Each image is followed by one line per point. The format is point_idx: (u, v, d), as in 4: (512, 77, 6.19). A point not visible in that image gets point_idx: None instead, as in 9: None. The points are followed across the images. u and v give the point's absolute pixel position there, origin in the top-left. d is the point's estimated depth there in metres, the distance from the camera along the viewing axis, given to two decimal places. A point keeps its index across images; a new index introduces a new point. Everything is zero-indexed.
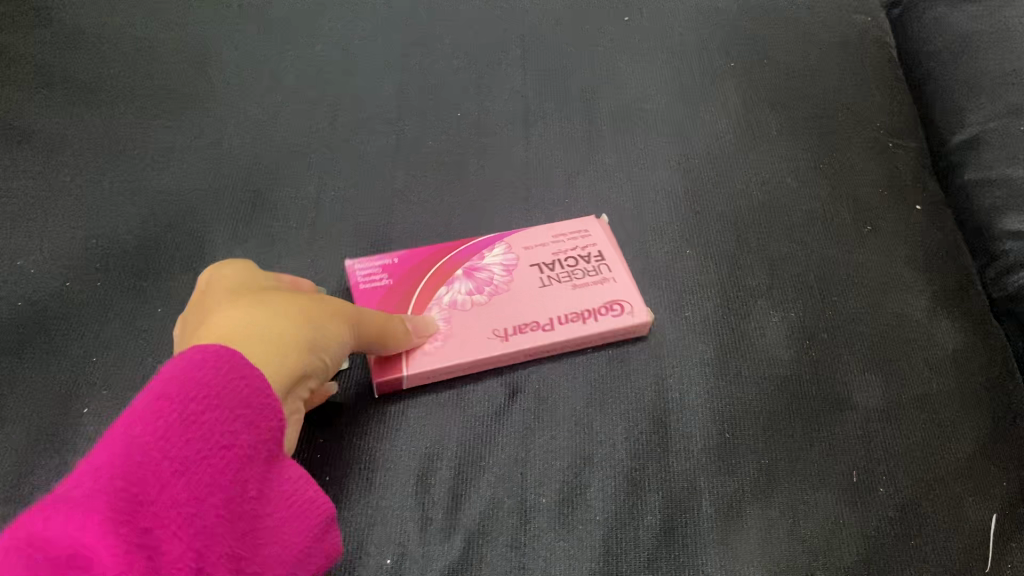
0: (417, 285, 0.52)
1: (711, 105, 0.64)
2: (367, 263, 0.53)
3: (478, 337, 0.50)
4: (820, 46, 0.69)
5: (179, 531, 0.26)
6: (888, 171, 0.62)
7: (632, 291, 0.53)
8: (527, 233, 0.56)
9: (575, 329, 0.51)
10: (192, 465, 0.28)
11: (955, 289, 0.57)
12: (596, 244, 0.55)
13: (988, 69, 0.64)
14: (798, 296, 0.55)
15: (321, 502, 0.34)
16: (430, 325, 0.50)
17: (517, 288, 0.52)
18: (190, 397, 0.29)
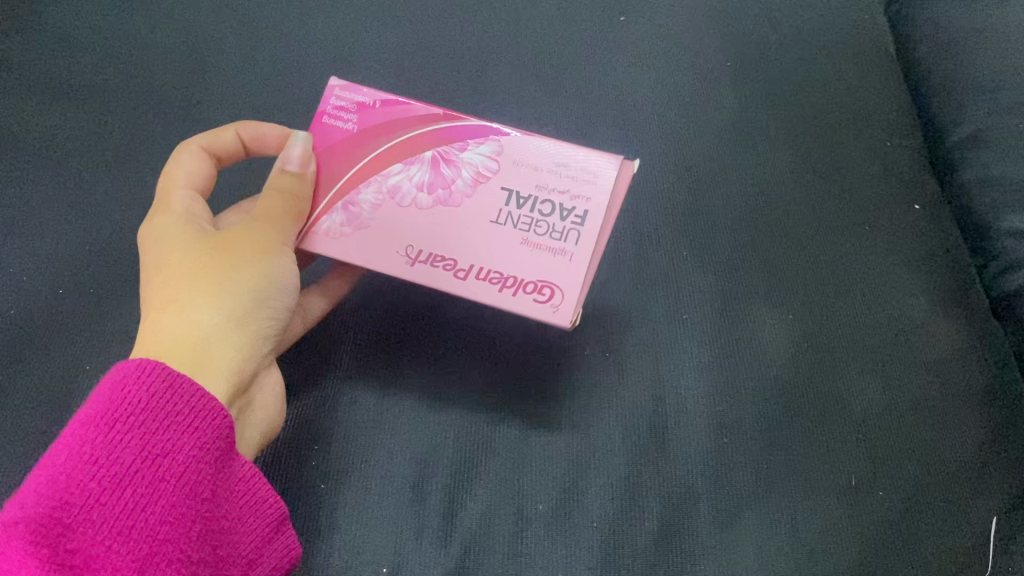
0: (377, 144, 0.47)
1: (708, 105, 0.64)
2: (349, 90, 0.48)
3: (389, 244, 0.45)
4: (818, 44, 0.68)
5: (107, 542, 0.32)
6: (885, 170, 0.62)
7: (582, 276, 0.44)
8: (530, 143, 0.46)
9: (487, 293, 0.44)
10: (126, 481, 0.33)
11: (955, 289, 0.57)
12: (586, 202, 0.45)
13: (985, 65, 0.63)
14: (795, 297, 0.55)
15: (275, 498, 0.39)
16: (356, 202, 0.46)
17: (467, 213, 0.45)
18: (118, 417, 0.34)
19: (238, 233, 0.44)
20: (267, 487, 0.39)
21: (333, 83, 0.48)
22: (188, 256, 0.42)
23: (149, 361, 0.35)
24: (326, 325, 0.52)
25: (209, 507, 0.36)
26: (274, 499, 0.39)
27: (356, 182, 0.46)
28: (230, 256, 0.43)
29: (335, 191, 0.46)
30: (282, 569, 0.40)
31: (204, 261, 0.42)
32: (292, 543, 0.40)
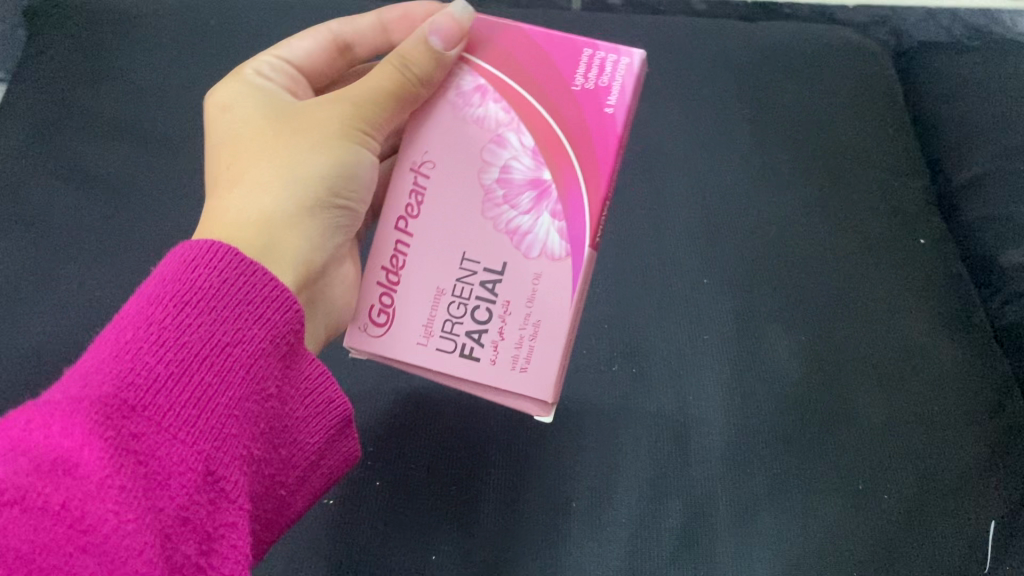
0: (559, 108, 0.44)
1: (726, 145, 0.70)
2: (621, 78, 0.44)
3: (439, 140, 0.44)
4: (829, 92, 0.74)
5: (173, 431, 0.33)
6: (892, 207, 0.67)
7: (407, 361, 0.45)
8: (551, 306, 0.43)
9: (381, 253, 0.44)
10: (194, 368, 0.35)
11: (961, 318, 0.62)
12: (488, 362, 0.44)
13: (987, 145, 0.75)
14: (809, 317, 0.59)
15: (340, 400, 0.42)
16: (490, 99, 0.44)
17: (474, 208, 0.43)
18: (188, 299, 0.36)
19: (317, 114, 0.46)
20: (331, 388, 0.42)
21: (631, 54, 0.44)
22: (260, 133, 0.46)
23: (218, 244, 0.37)
24: None
25: (270, 401, 0.38)
26: (337, 399, 0.42)
27: (514, 97, 0.44)
28: (301, 137, 0.45)
29: (502, 74, 0.44)
30: (335, 469, 0.44)
31: (276, 142, 0.45)
32: (353, 449, 0.44)
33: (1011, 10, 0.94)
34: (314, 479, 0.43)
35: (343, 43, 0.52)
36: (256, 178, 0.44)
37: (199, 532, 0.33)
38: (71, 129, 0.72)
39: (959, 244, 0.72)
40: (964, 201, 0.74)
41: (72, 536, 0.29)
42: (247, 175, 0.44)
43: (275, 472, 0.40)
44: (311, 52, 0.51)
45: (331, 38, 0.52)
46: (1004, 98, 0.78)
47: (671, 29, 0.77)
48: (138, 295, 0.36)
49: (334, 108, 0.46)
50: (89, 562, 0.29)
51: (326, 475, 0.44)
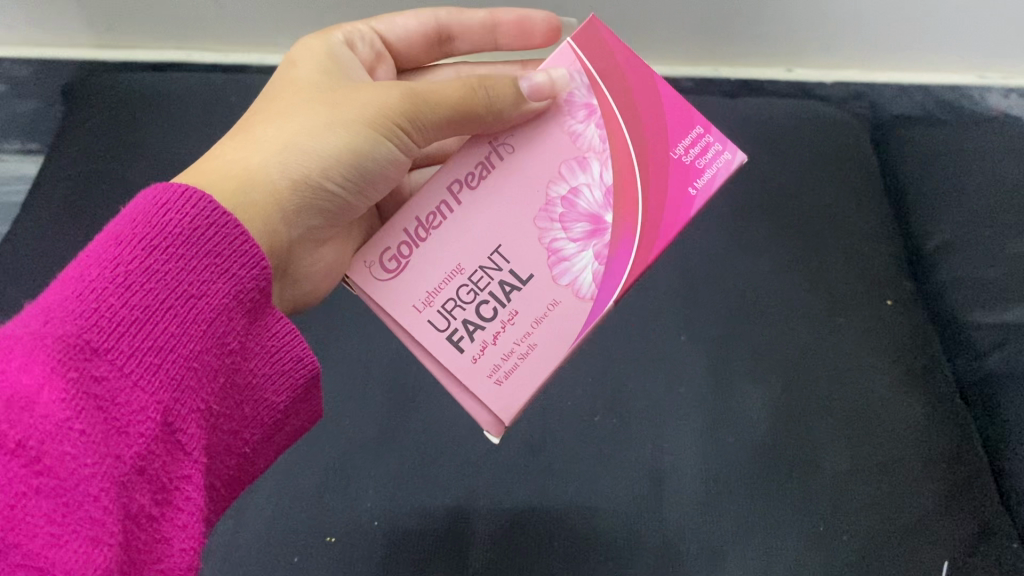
0: (650, 168, 0.48)
1: (706, 217, 0.76)
2: (715, 172, 0.48)
3: (531, 139, 0.48)
4: (803, 165, 0.81)
5: (135, 379, 0.35)
6: (861, 269, 0.72)
7: (393, 314, 0.47)
8: (546, 337, 0.47)
9: (428, 206, 0.47)
10: (158, 315, 0.36)
11: (924, 372, 0.66)
12: (470, 356, 0.47)
13: (953, 211, 0.81)
14: (777, 372, 0.65)
15: (309, 359, 0.44)
16: (594, 119, 0.48)
17: (528, 209, 0.47)
18: (157, 245, 0.37)
19: (357, 91, 0.49)
20: (298, 346, 0.44)
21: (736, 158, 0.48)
22: (302, 98, 0.49)
23: (190, 192, 0.39)
24: (384, 398, 0.63)
25: (232, 356, 0.40)
26: (306, 358, 0.44)
27: (616, 129, 0.48)
28: (334, 110, 0.48)
29: (616, 106, 0.48)
30: (298, 422, 0.46)
31: (313, 105, 0.48)
32: (315, 406, 0.47)
33: (979, 85, 1.02)
34: (277, 438, 0.45)
35: (443, 36, 0.60)
36: (274, 137, 0.47)
37: (154, 484, 0.35)
38: (103, 201, 0.80)
39: (929, 305, 0.77)
40: (934, 264, 0.79)
41: (27, 475, 0.31)
42: (266, 132, 0.47)
43: (239, 427, 0.42)
44: (409, 35, 0.59)
45: (434, 28, 0.59)
46: (970, 167, 0.84)
47: None
48: (105, 234, 0.38)
49: (381, 98, 0.48)
50: (44, 505, 0.31)
51: (285, 433, 0.46)
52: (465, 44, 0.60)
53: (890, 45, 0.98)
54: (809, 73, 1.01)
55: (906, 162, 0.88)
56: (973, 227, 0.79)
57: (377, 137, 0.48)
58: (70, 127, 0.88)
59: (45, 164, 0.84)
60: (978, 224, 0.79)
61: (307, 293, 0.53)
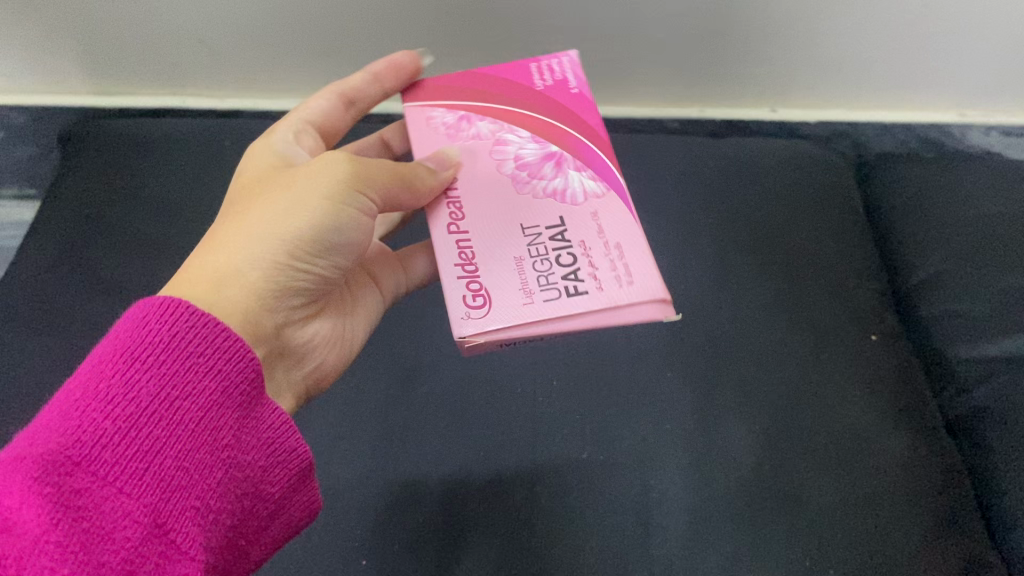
0: (547, 110, 0.54)
1: (691, 254, 0.77)
2: (572, 70, 0.57)
3: (464, 172, 0.50)
4: (787, 203, 0.82)
5: (119, 484, 0.34)
6: (845, 304, 0.73)
7: (515, 322, 0.45)
8: (617, 226, 0.49)
9: (447, 255, 0.47)
10: (143, 422, 0.36)
11: (911, 409, 0.67)
12: (594, 286, 0.46)
13: (936, 247, 0.82)
14: (763, 408, 0.65)
15: (302, 449, 0.43)
16: (481, 126, 0.52)
17: (516, 195, 0.50)
18: (137, 356, 0.37)
19: (311, 165, 0.47)
20: (294, 437, 0.42)
21: (569, 55, 0.58)
22: (257, 191, 0.47)
23: (170, 301, 0.38)
24: (373, 437, 0.64)
25: (228, 452, 0.39)
26: (300, 449, 0.43)
27: (499, 115, 0.53)
28: (287, 193, 0.46)
29: (484, 103, 0.54)
30: (299, 515, 0.45)
31: (271, 186, 0.47)
32: (313, 496, 0.45)
33: (961, 122, 1.04)
34: (277, 529, 0.44)
35: (349, 99, 0.58)
36: (230, 233, 0.45)
37: None
38: (98, 246, 0.81)
39: (915, 340, 0.78)
40: (919, 298, 0.80)
41: None
42: (223, 233, 0.45)
43: (239, 525, 0.41)
44: (327, 114, 0.58)
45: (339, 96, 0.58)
46: (952, 203, 0.85)
47: (646, 156, 0.87)
48: (91, 354, 0.38)
49: (331, 171, 0.46)
50: None
51: (286, 524, 0.44)
52: (368, 89, 0.58)
53: (872, 85, 1.00)
54: (793, 112, 1.04)
55: (889, 200, 0.90)
56: (956, 263, 0.80)
57: (337, 211, 0.45)
58: (67, 173, 0.89)
59: (42, 209, 0.86)
60: (961, 259, 0.80)
61: (307, 377, 0.52)
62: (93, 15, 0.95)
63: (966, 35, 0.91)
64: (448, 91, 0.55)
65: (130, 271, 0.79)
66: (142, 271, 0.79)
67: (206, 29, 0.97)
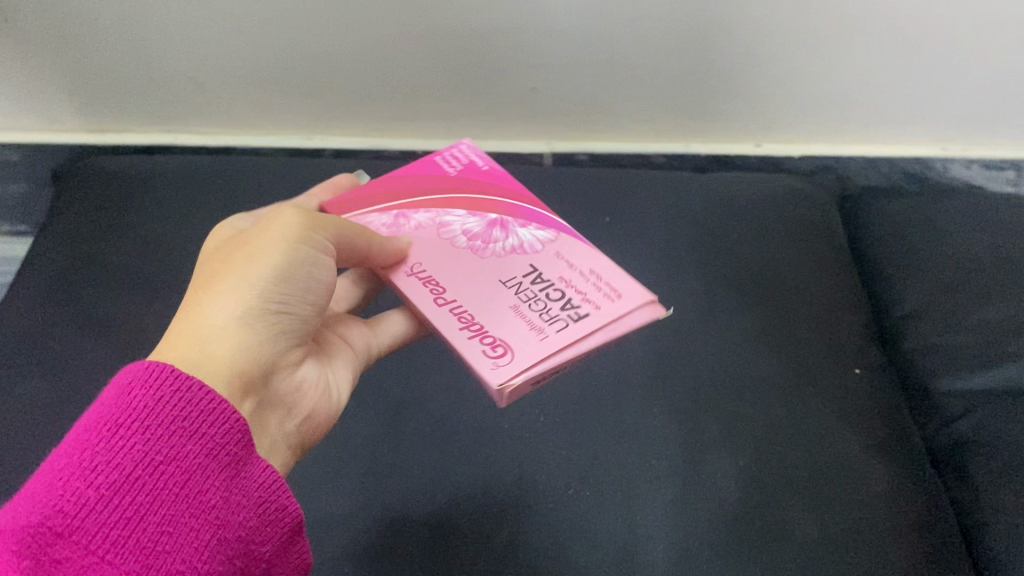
0: (469, 187, 0.62)
1: (676, 289, 0.78)
2: (472, 154, 0.65)
3: (426, 259, 0.56)
4: (771, 238, 0.83)
5: (101, 553, 0.35)
6: (828, 338, 0.74)
7: (537, 358, 0.49)
8: (583, 257, 0.56)
9: (450, 326, 0.51)
10: (127, 488, 0.37)
11: (894, 444, 0.67)
12: (591, 308, 0.51)
13: (918, 282, 0.83)
14: (747, 443, 0.66)
15: (293, 506, 0.43)
16: (417, 216, 0.59)
17: (485, 261, 0.55)
18: (122, 423, 0.38)
19: (259, 227, 0.50)
20: (285, 494, 0.43)
21: (464, 144, 0.67)
22: (210, 263, 0.49)
23: (155, 367, 0.40)
24: (359, 475, 0.64)
25: (217, 512, 0.39)
26: (292, 506, 0.43)
27: (428, 202, 0.60)
28: (247, 251, 0.48)
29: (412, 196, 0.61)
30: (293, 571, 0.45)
31: (225, 253, 0.49)
32: (305, 552, 0.46)
33: (943, 156, 1.05)
34: None
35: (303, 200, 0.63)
36: (199, 297, 0.46)
37: None
38: (87, 283, 0.82)
39: (899, 374, 0.79)
40: (903, 333, 0.80)
41: None
42: (192, 297, 0.46)
43: None
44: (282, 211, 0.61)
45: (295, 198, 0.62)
46: (934, 238, 0.86)
47: (632, 191, 0.89)
48: (81, 420, 0.39)
49: (283, 225, 0.49)
50: None
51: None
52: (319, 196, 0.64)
53: (855, 120, 1.01)
54: (777, 147, 1.05)
55: (874, 236, 0.91)
56: (939, 297, 0.81)
57: (298, 256, 0.48)
58: (58, 210, 0.90)
59: (34, 247, 0.86)
60: (944, 294, 0.81)
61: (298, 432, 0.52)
62: (86, 52, 0.97)
63: (945, 67, 0.93)
64: (371, 198, 0.60)
65: (119, 306, 0.79)
66: (131, 305, 0.79)
67: (197, 67, 0.98)
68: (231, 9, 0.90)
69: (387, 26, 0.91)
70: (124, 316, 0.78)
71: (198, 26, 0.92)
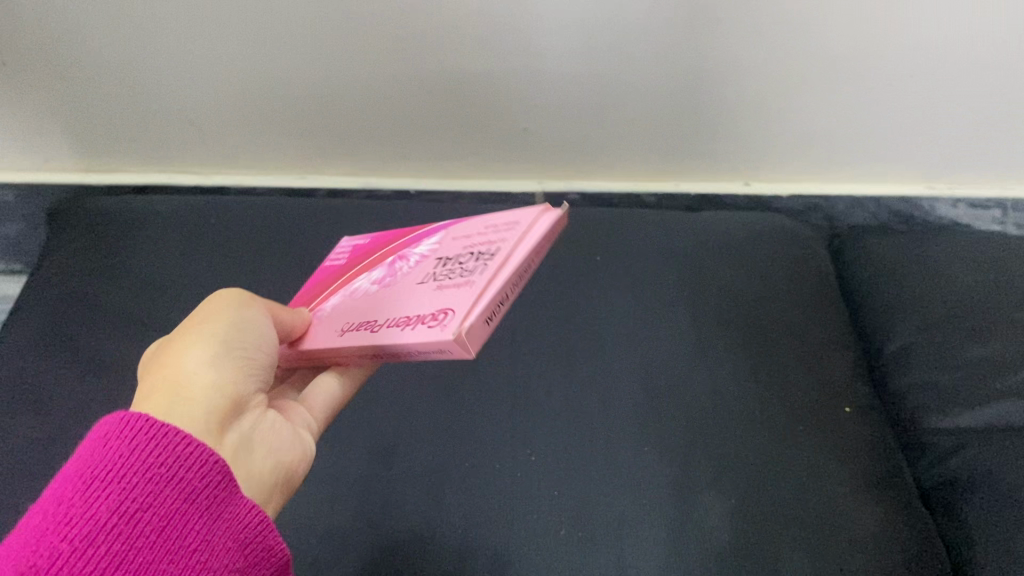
0: (362, 254, 0.59)
1: (666, 328, 0.79)
2: (354, 241, 0.64)
3: (348, 317, 0.52)
4: (759, 276, 0.84)
5: None
6: (817, 376, 0.75)
7: (476, 294, 0.44)
8: (474, 223, 0.52)
9: (389, 333, 0.46)
10: (102, 538, 0.36)
11: (884, 482, 0.68)
12: (503, 241, 0.47)
13: (906, 319, 0.84)
14: (737, 482, 0.66)
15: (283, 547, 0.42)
16: (328, 300, 0.55)
17: (398, 282, 0.51)
18: (97, 474, 0.37)
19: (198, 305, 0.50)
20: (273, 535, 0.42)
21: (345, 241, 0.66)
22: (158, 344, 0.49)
23: (130, 416, 0.39)
24: (350, 515, 0.64)
25: (200, 558, 0.38)
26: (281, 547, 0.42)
27: (335, 284, 0.57)
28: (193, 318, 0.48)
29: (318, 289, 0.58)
30: None
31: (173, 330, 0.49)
32: None
33: (929, 195, 1.06)
34: None
35: None
36: (158, 361, 0.46)
37: None
38: (83, 323, 0.82)
39: (889, 411, 0.79)
40: (891, 370, 0.81)
41: None
42: (151, 365, 0.46)
43: None
44: None
45: None
46: (921, 275, 0.87)
47: (622, 230, 0.90)
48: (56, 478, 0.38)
49: (222, 292, 0.50)
50: None
51: None
52: None
53: (841, 160, 1.03)
54: (765, 187, 1.07)
55: (862, 274, 0.92)
56: (926, 334, 0.81)
57: (244, 310, 0.49)
58: (53, 249, 0.90)
59: (26, 288, 0.87)
60: (930, 331, 0.81)
61: (284, 469, 0.49)
62: (83, 95, 0.98)
63: (929, 108, 0.94)
64: None
65: (111, 345, 0.79)
66: (124, 344, 0.80)
67: (192, 108, 0.99)
68: (228, 52, 0.91)
69: (381, 68, 0.92)
70: (115, 355, 0.78)
71: (194, 69, 0.93)
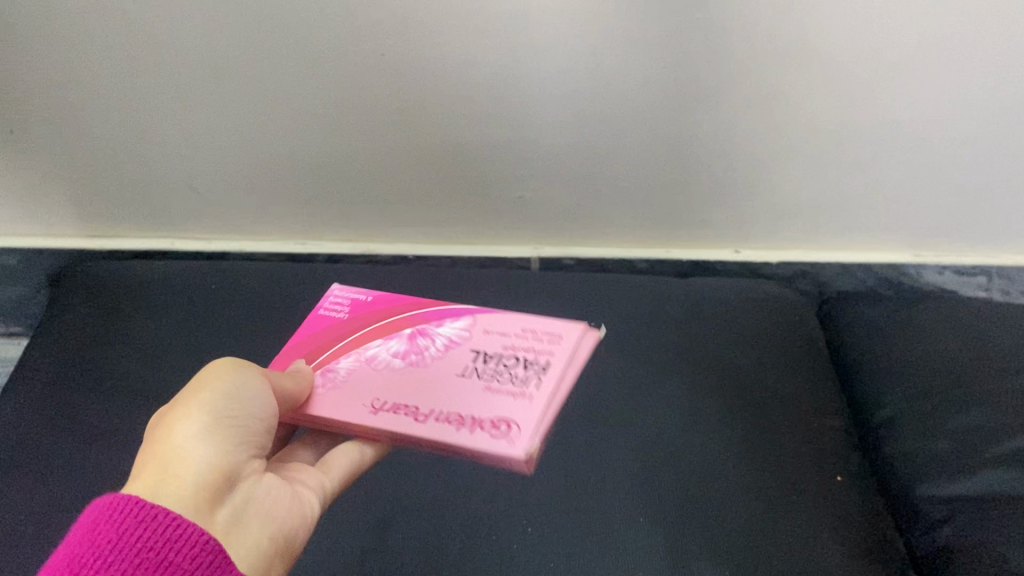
0: (367, 321, 0.65)
1: (659, 395, 0.80)
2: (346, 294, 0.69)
3: (374, 392, 0.58)
4: (750, 344, 0.86)
5: None
6: (808, 445, 0.76)
7: (535, 410, 0.54)
8: (501, 322, 0.62)
9: (444, 428, 0.54)
10: None
11: (873, 551, 0.69)
12: (546, 358, 0.58)
13: (897, 387, 0.85)
14: (730, 552, 0.67)
15: None
16: (336, 366, 0.61)
17: (434, 369, 0.59)
18: (87, 558, 0.40)
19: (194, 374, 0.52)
20: None
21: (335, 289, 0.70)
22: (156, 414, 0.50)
23: (118, 501, 0.42)
24: None
25: None
26: None
27: (339, 348, 0.63)
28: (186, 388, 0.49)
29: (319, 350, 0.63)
30: None
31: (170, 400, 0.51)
32: None
33: (916, 261, 1.08)
34: None
35: None
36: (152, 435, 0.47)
37: None
38: (83, 387, 0.83)
39: (881, 478, 0.80)
40: (884, 438, 0.82)
41: None
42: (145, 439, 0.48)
43: None
44: None
45: None
46: (909, 343, 0.89)
47: (615, 298, 0.92)
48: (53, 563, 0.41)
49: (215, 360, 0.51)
50: None
51: None
52: None
53: (828, 228, 1.05)
54: (754, 254, 1.09)
55: (852, 341, 0.93)
56: (916, 402, 0.83)
57: (234, 379, 0.50)
58: (55, 315, 0.92)
59: (26, 353, 0.87)
60: (920, 399, 0.83)
61: (283, 537, 0.50)
62: (88, 160, 1.00)
63: (911, 178, 0.97)
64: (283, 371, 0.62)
65: (108, 411, 0.80)
66: (121, 410, 0.80)
67: (194, 174, 1.01)
68: (231, 123, 0.94)
69: (380, 139, 0.95)
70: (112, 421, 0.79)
71: (198, 137, 0.96)
